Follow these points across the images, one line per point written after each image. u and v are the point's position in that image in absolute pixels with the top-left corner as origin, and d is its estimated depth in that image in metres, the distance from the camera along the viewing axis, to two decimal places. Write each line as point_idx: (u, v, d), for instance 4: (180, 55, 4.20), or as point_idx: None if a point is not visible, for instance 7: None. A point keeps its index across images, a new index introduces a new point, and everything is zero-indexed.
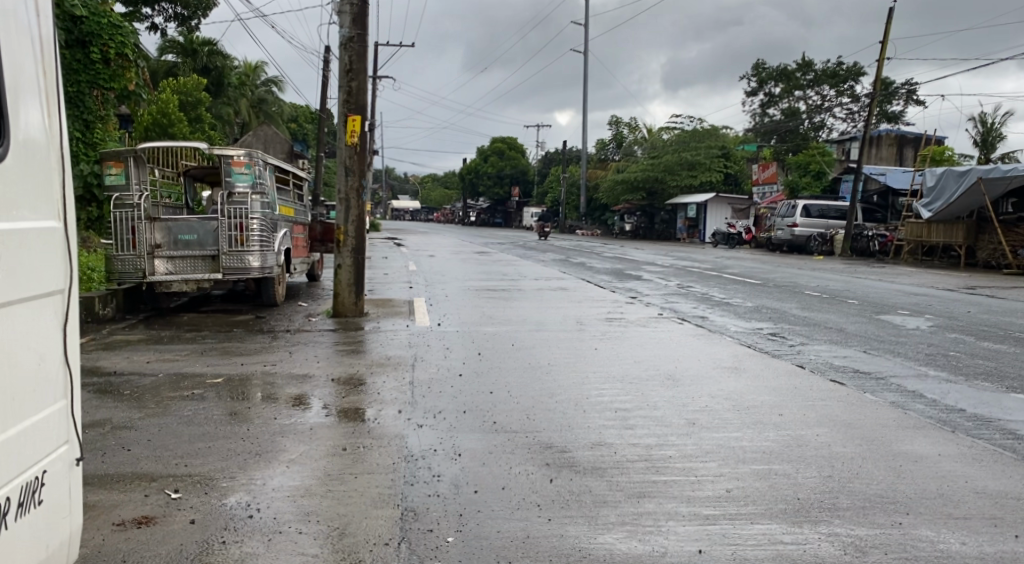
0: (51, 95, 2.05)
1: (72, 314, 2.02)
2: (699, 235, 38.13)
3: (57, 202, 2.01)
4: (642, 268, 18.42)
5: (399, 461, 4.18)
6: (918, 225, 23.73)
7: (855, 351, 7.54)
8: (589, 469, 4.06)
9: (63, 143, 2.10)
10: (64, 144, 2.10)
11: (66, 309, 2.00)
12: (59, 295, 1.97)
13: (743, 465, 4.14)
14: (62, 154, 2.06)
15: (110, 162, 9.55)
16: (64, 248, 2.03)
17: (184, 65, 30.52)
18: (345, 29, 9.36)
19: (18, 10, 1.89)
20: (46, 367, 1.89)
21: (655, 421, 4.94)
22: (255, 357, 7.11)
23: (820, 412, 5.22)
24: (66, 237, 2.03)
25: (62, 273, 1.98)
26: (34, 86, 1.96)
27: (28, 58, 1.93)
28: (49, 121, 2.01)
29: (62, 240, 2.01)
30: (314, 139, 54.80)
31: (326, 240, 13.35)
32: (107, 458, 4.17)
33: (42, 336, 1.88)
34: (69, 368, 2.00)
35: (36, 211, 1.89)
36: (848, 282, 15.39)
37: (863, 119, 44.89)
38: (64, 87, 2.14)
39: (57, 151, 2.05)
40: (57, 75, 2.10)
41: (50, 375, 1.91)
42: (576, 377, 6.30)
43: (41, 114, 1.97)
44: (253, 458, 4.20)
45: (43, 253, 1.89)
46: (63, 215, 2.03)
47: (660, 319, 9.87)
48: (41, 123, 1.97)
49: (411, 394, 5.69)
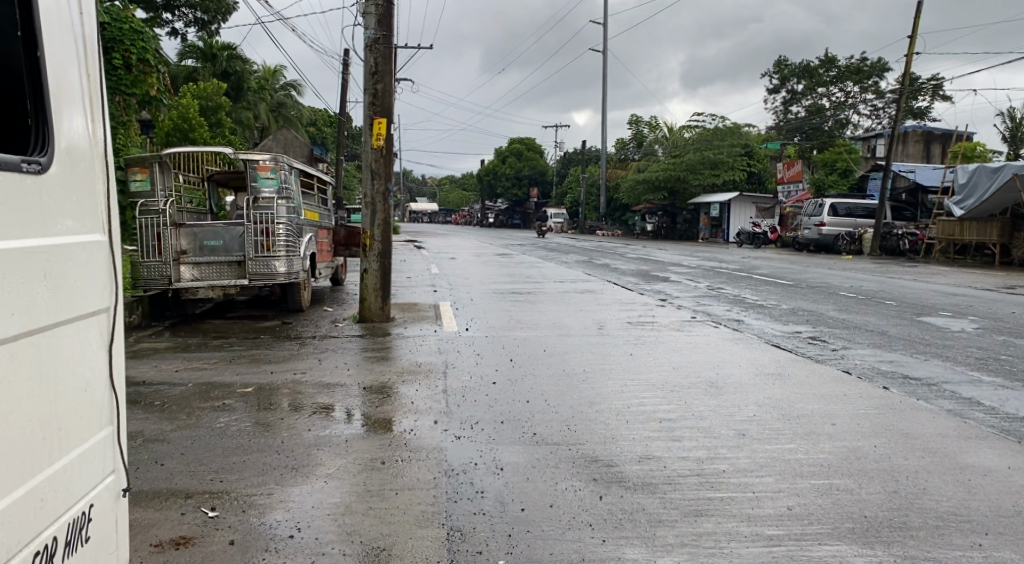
0: (93, 98, 1.90)
1: (119, 334, 1.87)
2: (722, 235, 37.75)
3: (101, 213, 1.86)
4: (668, 269, 18.16)
5: (439, 476, 4.01)
6: (951, 223, 23.28)
7: (901, 356, 7.29)
8: (639, 485, 3.88)
9: (107, 151, 1.96)
10: (108, 151, 1.96)
11: (112, 328, 1.86)
12: (105, 313, 1.82)
13: (802, 480, 3.93)
14: (106, 163, 1.92)
15: (135, 168, 9.65)
16: (109, 264, 1.89)
17: (204, 69, 30.71)
18: (371, 31, 9.25)
19: (61, 7, 1.75)
20: (93, 393, 1.74)
21: (703, 433, 4.75)
22: (284, 365, 6.99)
23: (875, 422, 4.99)
24: (110, 251, 1.88)
25: (108, 290, 1.83)
26: (79, 90, 1.81)
27: (71, 60, 1.78)
28: (92, 128, 1.86)
29: (108, 255, 1.86)
30: (333, 142, 54.98)
31: (350, 245, 13.26)
32: (140, 473, 4.05)
33: (88, 359, 1.74)
34: (115, 391, 1.86)
35: (81, 223, 1.75)
36: (882, 282, 15.06)
37: (888, 116, 44.25)
38: (107, 90, 2.00)
39: (101, 158, 1.90)
40: (100, 78, 1.95)
41: (96, 400, 1.77)
42: (614, 384, 6.12)
43: (85, 120, 1.83)
44: (290, 473, 4.07)
45: (88, 270, 1.75)
46: (108, 228, 1.89)
47: (693, 323, 9.65)
48: (85, 129, 1.82)
49: (446, 403, 5.54)
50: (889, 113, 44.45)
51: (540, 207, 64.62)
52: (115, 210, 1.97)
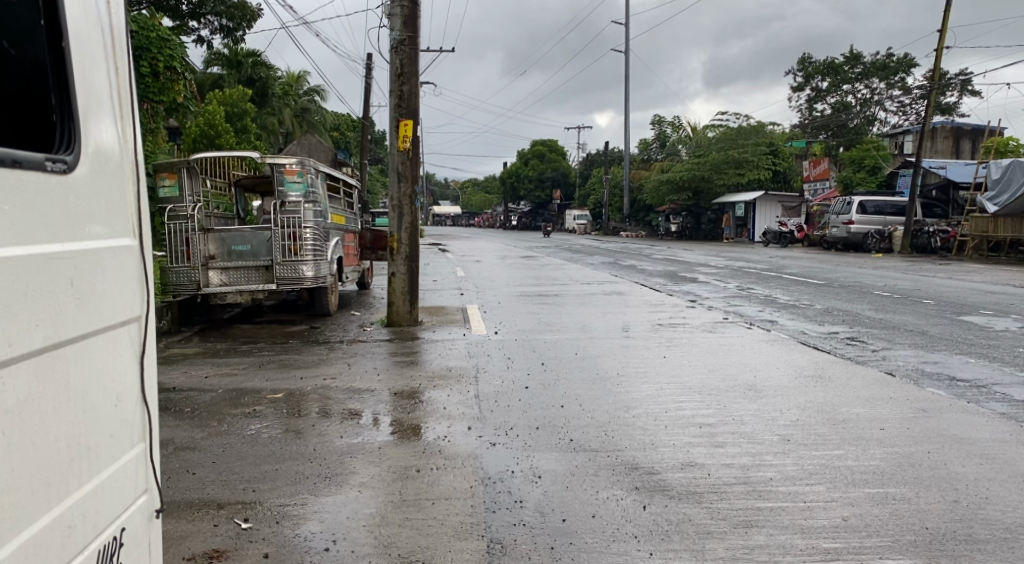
0: (122, 96, 1.81)
1: (150, 343, 1.78)
2: (748, 234, 37.34)
3: (131, 217, 1.77)
4: (696, 270, 17.92)
5: (476, 485, 3.89)
6: (984, 220, 22.66)
7: (945, 356, 7.02)
8: (683, 493, 3.74)
9: (137, 153, 1.87)
10: (138, 152, 1.86)
11: (143, 336, 1.77)
12: (136, 322, 1.73)
13: (855, 488, 3.74)
14: (135, 165, 1.82)
15: (164, 173, 9.67)
16: (139, 271, 1.79)
17: (229, 77, 31.05)
18: (396, 32, 9.19)
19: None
20: (124, 409, 1.65)
21: (746, 438, 4.58)
22: (313, 370, 6.93)
23: (927, 425, 4.77)
24: (141, 256, 1.78)
25: (138, 297, 1.74)
26: (106, 87, 1.72)
27: (99, 55, 1.69)
28: (120, 129, 1.77)
29: (138, 262, 1.77)
30: (356, 147, 55.32)
31: (376, 248, 13.23)
32: (171, 483, 4.00)
33: (119, 372, 1.65)
34: (147, 406, 1.77)
35: (110, 227, 1.65)
36: (916, 280, 14.70)
37: (915, 112, 43.44)
38: (137, 88, 1.91)
39: (131, 158, 1.81)
40: (129, 76, 1.86)
41: (127, 414, 1.68)
42: (650, 388, 5.95)
43: (113, 120, 1.74)
44: (323, 482, 3.98)
45: (118, 275, 1.65)
46: (139, 231, 1.79)
47: (726, 324, 9.44)
48: (113, 128, 1.73)
49: (478, 408, 5.42)
50: (917, 110, 43.63)
51: (563, 209, 64.47)
52: (147, 215, 1.88)
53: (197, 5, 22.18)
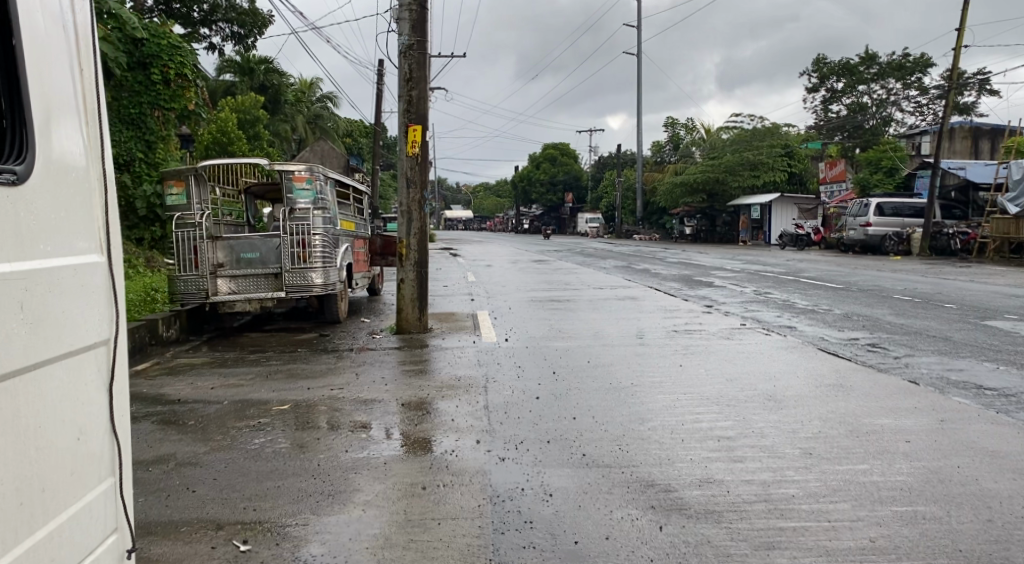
0: (90, 104, 1.73)
1: (120, 368, 1.72)
2: (763, 237, 37.02)
3: (99, 234, 1.70)
4: (711, 273, 17.70)
5: (485, 503, 3.75)
6: (1005, 222, 22.23)
7: (971, 362, 6.78)
8: (701, 513, 3.57)
9: (107, 164, 1.79)
10: (108, 162, 1.79)
11: (111, 362, 1.70)
12: (103, 346, 1.67)
13: (882, 507, 3.55)
14: (104, 177, 1.75)
15: (172, 181, 9.64)
16: (109, 291, 1.73)
17: (241, 84, 31.25)
18: (405, 37, 9.09)
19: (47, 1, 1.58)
20: (89, 444, 1.58)
21: (766, 452, 4.41)
22: (320, 380, 6.81)
23: (955, 437, 4.55)
24: (110, 275, 1.72)
25: (106, 320, 1.68)
26: (69, 96, 1.64)
27: (63, 70, 1.63)
28: (87, 139, 1.70)
29: (107, 282, 1.70)
30: (368, 152, 55.53)
31: (386, 254, 13.11)
32: (170, 502, 3.90)
33: (83, 401, 1.58)
34: (116, 435, 1.71)
35: (75, 246, 1.59)
36: (936, 283, 14.40)
37: (933, 112, 42.90)
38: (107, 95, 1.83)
39: (100, 177, 1.74)
40: (97, 82, 1.79)
41: (93, 447, 1.61)
42: (665, 399, 5.78)
43: (78, 130, 1.66)
44: (326, 500, 3.85)
45: (81, 297, 1.59)
46: (107, 248, 1.73)
47: (742, 331, 9.25)
48: (78, 139, 1.65)
49: (488, 420, 5.28)
50: (933, 110, 43.08)
51: (576, 213, 64.28)
52: (118, 230, 1.81)
53: (209, 12, 22.30)
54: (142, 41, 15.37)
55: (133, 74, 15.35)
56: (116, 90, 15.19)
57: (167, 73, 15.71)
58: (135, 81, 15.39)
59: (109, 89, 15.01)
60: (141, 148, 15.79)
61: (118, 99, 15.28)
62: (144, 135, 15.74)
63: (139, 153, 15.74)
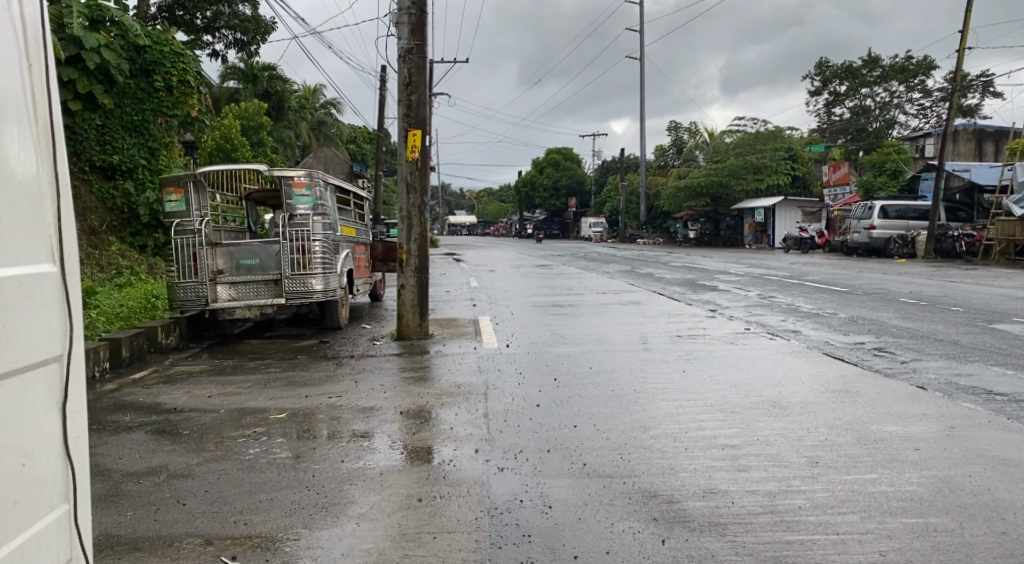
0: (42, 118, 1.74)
1: (72, 386, 1.76)
2: (767, 240, 36.92)
3: (51, 252, 1.72)
4: (715, 277, 17.59)
5: (481, 516, 3.65)
6: (1010, 224, 22.06)
7: (980, 367, 6.65)
8: (705, 525, 3.46)
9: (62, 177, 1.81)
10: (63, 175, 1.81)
11: (64, 381, 1.74)
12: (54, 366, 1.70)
13: (892, 518, 3.43)
14: (57, 191, 1.77)
15: (171, 188, 9.52)
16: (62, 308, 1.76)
17: (245, 90, 31.35)
18: (404, 41, 9.01)
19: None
20: (38, 470, 1.63)
21: (772, 461, 4.29)
22: (319, 388, 6.71)
23: (967, 444, 4.42)
24: (62, 290, 1.75)
25: (57, 340, 1.71)
26: (19, 111, 1.65)
27: (15, 87, 1.64)
28: (38, 153, 1.71)
29: (59, 301, 1.73)
30: (372, 158, 55.60)
31: (388, 260, 13.18)
32: (160, 516, 3.80)
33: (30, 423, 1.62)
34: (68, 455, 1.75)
35: (24, 266, 1.61)
36: (943, 286, 14.25)
37: (937, 114, 42.74)
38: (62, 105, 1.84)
39: (55, 191, 1.77)
40: (52, 94, 1.80)
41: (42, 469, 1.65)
42: (668, 405, 5.68)
43: (28, 144, 1.67)
44: (320, 514, 3.76)
45: (30, 318, 1.62)
46: (60, 264, 1.75)
47: (747, 335, 9.14)
48: (28, 154, 1.66)
49: (487, 429, 5.17)
50: (937, 112, 42.92)
51: (580, 217, 64.21)
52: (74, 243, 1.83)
53: (212, 19, 22.30)
54: (145, 48, 15.36)
55: (136, 81, 15.32)
56: (120, 97, 15.13)
57: (170, 80, 15.68)
58: (138, 87, 15.35)
59: (112, 96, 14.97)
60: (144, 155, 15.78)
61: (121, 106, 15.25)
62: (147, 142, 15.73)
63: (142, 160, 15.72)
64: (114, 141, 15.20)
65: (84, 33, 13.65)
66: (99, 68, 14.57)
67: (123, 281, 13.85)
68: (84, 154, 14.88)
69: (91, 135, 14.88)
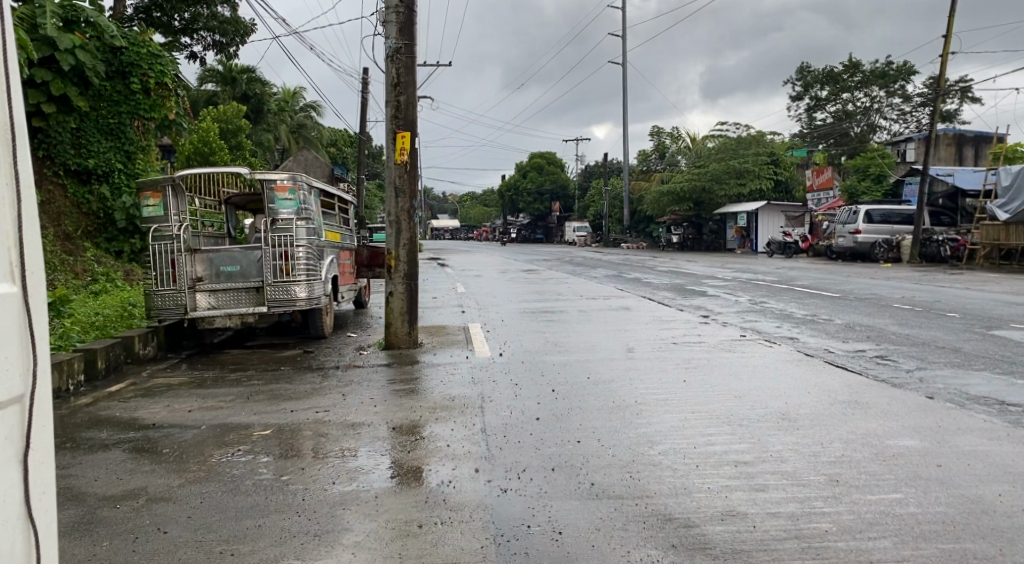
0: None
1: (35, 435, 1.52)
2: (750, 245, 36.98)
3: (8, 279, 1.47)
4: (703, 282, 17.46)
5: (487, 544, 3.40)
6: (994, 228, 22.17)
7: (986, 375, 6.50)
8: (728, 553, 3.23)
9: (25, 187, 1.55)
10: (27, 187, 1.55)
11: (23, 430, 1.49)
12: (11, 414, 1.46)
13: (927, 544, 3.22)
14: (18, 205, 1.51)
15: (148, 192, 9.21)
16: (24, 344, 1.51)
17: (224, 93, 30.90)
18: (392, 41, 8.76)
19: None
20: None
21: (790, 480, 4.08)
22: (305, 402, 6.40)
23: (990, 459, 4.24)
24: (23, 323, 1.50)
25: (16, 382, 1.47)
26: None
27: None
28: None
29: (18, 336, 1.49)
30: (353, 162, 55.06)
31: (373, 266, 12.79)
32: (138, 547, 3.50)
33: None
34: (29, 518, 1.50)
35: None
36: (932, 291, 14.22)
37: (916, 120, 43.20)
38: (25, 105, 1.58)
39: (15, 205, 1.51)
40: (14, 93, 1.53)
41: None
42: (672, 418, 5.47)
43: None
44: (312, 543, 3.48)
45: None
46: (19, 291, 1.50)
47: (743, 342, 8.97)
48: None
49: (486, 446, 4.91)
50: (916, 117, 43.34)
51: (563, 221, 64.16)
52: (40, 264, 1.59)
53: (190, 21, 21.88)
54: (120, 50, 15.01)
55: (111, 84, 14.98)
56: (94, 100, 14.82)
57: (147, 83, 15.30)
58: (114, 90, 14.99)
59: (87, 98, 14.64)
60: (120, 159, 15.35)
61: (96, 109, 14.89)
62: (123, 145, 15.29)
63: (118, 163, 15.29)
64: (89, 144, 14.82)
65: (58, 33, 13.27)
66: (74, 69, 14.22)
67: (98, 287, 13.38)
68: (58, 157, 14.46)
69: (65, 138, 14.49)
